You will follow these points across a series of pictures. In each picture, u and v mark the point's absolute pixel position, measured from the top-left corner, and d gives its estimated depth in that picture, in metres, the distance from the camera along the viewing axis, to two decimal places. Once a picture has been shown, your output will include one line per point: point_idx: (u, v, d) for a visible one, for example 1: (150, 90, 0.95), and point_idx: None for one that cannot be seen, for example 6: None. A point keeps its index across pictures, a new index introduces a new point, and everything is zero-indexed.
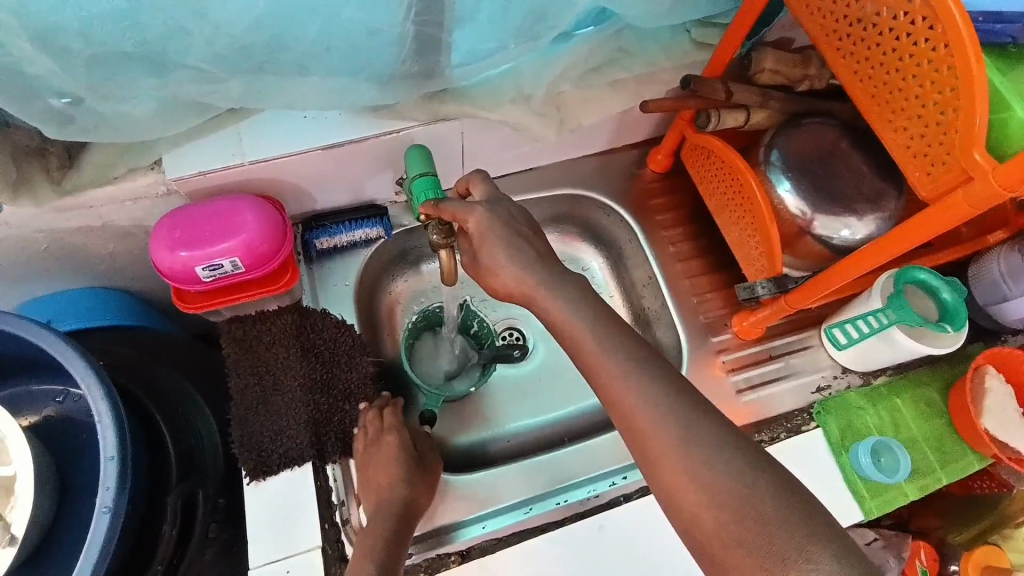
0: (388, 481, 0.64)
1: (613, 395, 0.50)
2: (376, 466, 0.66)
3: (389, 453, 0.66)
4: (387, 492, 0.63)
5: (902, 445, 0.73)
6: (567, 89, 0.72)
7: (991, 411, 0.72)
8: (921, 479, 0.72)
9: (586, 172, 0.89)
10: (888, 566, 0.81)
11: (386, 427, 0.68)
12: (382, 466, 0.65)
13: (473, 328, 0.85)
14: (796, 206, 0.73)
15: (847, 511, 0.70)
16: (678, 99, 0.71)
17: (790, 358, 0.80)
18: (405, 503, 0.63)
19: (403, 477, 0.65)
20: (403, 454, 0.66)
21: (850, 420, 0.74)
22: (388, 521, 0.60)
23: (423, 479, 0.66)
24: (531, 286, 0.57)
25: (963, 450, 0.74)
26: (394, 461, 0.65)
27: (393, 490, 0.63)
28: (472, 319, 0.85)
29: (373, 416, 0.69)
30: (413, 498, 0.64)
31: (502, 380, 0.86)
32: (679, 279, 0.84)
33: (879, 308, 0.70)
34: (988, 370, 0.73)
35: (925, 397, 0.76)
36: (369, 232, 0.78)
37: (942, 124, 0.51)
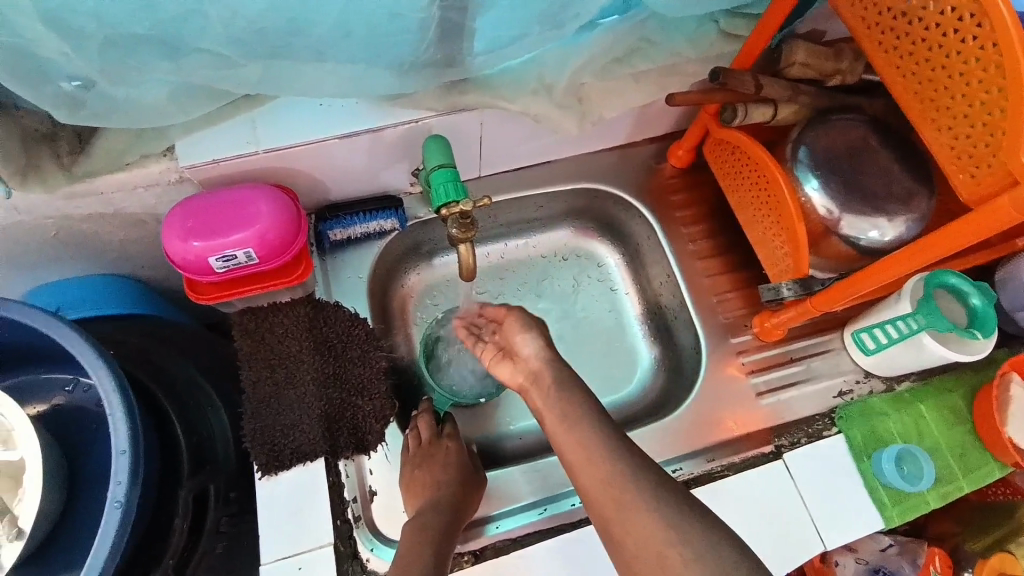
0: (442, 477, 0.64)
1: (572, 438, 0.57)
2: (428, 465, 0.66)
3: (447, 455, 0.67)
4: (442, 489, 0.63)
5: (925, 453, 0.72)
6: (590, 80, 0.70)
7: (1017, 420, 0.70)
8: (943, 487, 0.70)
9: (605, 165, 0.86)
10: (903, 572, 0.79)
11: (443, 434, 0.71)
12: (439, 463, 0.66)
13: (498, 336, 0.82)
14: (823, 205, 0.71)
15: (867, 518, 0.69)
16: (704, 92, 0.68)
17: (812, 361, 0.78)
18: (457, 503, 0.63)
19: (458, 476, 0.65)
20: (461, 458, 0.68)
21: (874, 426, 0.72)
22: (441, 516, 0.60)
23: (473, 484, 0.67)
24: (521, 328, 0.67)
25: (986, 459, 0.72)
26: (452, 462, 0.66)
27: (445, 484, 0.64)
28: None
29: (428, 423, 0.72)
30: (464, 501, 0.64)
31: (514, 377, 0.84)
32: (699, 277, 0.83)
33: (909, 313, 0.68)
34: (1014, 378, 0.72)
35: (949, 403, 0.74)
36: (383, 224, 0.76)
37: (988, 125, 0.49)
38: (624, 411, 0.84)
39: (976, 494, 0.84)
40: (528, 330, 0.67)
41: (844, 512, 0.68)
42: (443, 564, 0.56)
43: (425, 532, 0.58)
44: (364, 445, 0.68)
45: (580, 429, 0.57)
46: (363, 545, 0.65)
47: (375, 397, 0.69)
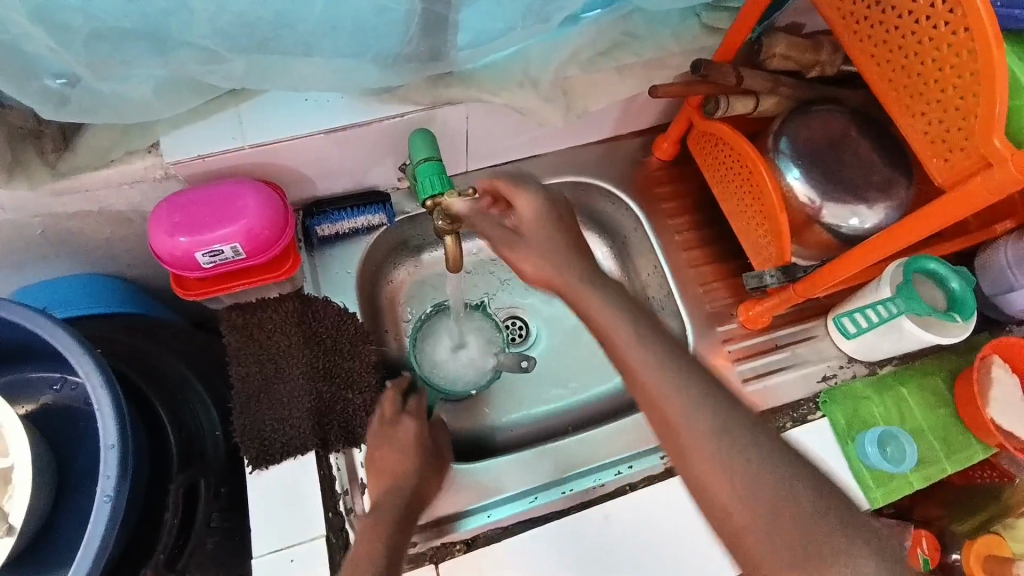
0: (402, 465, 0.62)
1: (636, 376, 0.49)
2: (387, 448, 0.63)
3: (407, 435, 0.64)
4: (399, 478, 0.61)
5: (908, 434, 0.73)
6: (575, 74, 0.71)
7: (998, 401, 0.71)
8: (926, 468, 0.72)
9: (591, 159, 0.88)
10: None
11: (407, 410, 0.67)
12: (398, 446, 0.64)
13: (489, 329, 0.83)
14: (805, 194, 0.72)
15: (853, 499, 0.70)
16: (687, 84, 0.69)
17: (796, 348, 0.79)
18: (413, 492, 0.61)
19: (417, 462, 0.63)
20: (421, 441, 0.65)
21: (856, 409, 0.74)
22: (395, 506, 0.58)
23: (433, 469, 0.66)
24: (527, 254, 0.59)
25: (968, 440, 0.73)
26: (413, 444, 0.64)
27: (405, 474, 0.62)
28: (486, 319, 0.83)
29: (392, 398, 0.67)
30: (422, 487, 0.63)
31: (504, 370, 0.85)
32: (684, 268, 0.84)
33: (889, 297, 0.69)
34: (994, 360, 0.73)
35: (931, 386, 0.76)
36: (370, 219, 0.77)
37: (961, 109, 0.50)
38: (613, 400, 0.85)
39: (961, 479, 0.85)
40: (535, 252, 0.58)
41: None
42: (398, 552, 0.55)
43: (382, 524, 0.56)
44: (354, 438, 0.68)
45: (662, 386, 0.47)
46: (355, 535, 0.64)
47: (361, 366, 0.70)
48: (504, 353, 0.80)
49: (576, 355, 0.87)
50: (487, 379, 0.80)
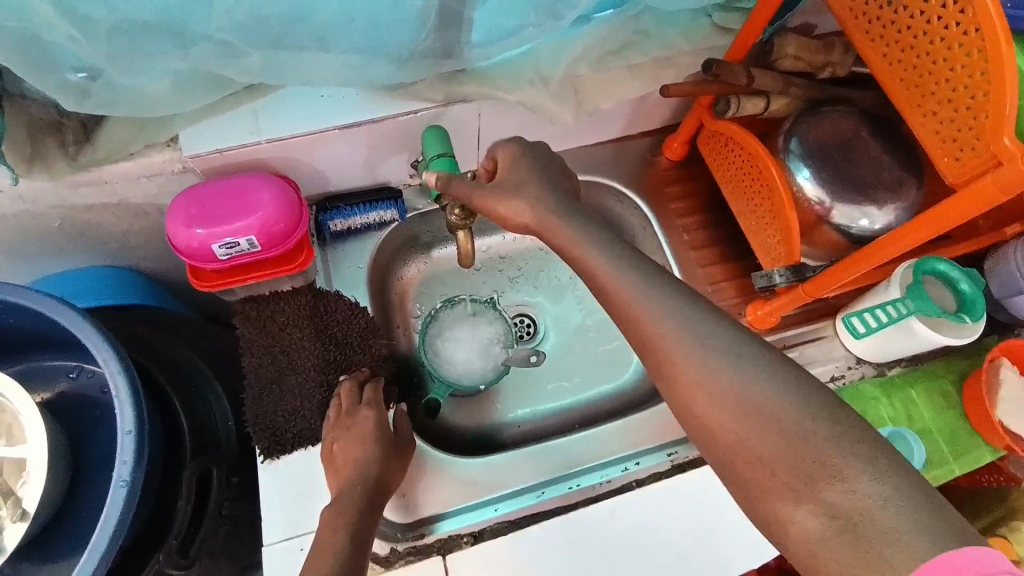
0: (359, 454, 0.62)
1: (626, 316, 0.47)
2: (347, 439, 0.63)
3: (366, 423, 0.64)
4: (357, 467, 0.61)
5: (916, 435, 0.73)
6: (586, 72, 0.71)
7: (1005, 404, 0.71)
8: (934, 469, 0.72)
9: (601, 159, 0.88)
10: None
11: (363, 401, 0.67)
12: (356, 435, 0.63)
13: (499, 324, 0.83)
14: (815, 194, 0.72)
15: None
16: (698, 83, 0.70)
17: (804, 348, 0.79)
18: (379, 478, 0.61)
19: (378, 450, 0.63)
20: (380, 428, 0.64)
21: (865, 410, 0.74)
22: (356, 497, 0.58)
23: (398, 457, 0.65)
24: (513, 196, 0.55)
25: (976, 443, 0.73)
26: (370, 433, 0.63)
27: (363, 463, 0.61)
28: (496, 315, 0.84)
29: (348, 391, 0.67)
30: (387, 475, 0.62)
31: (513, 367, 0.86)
32: (693, 267, 0.84)
33: (898, 298, 0.69)
34: (1003, 363, 0.72)
35: (939, 388, 0.75)
36: (382, 215, 0.77)
37: (971, 108, 0.50)
38: (620, 397, 0.85)
39: (967, 481, 0.86)
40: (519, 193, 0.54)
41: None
42: (361, 542, 0.55)
43: (343, 513, 0.57)
44: None
45: (656, 329, 0.45)
46: None
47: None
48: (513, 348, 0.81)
49: (584, 352, 0.87)
50: (496, 373, 0.81)
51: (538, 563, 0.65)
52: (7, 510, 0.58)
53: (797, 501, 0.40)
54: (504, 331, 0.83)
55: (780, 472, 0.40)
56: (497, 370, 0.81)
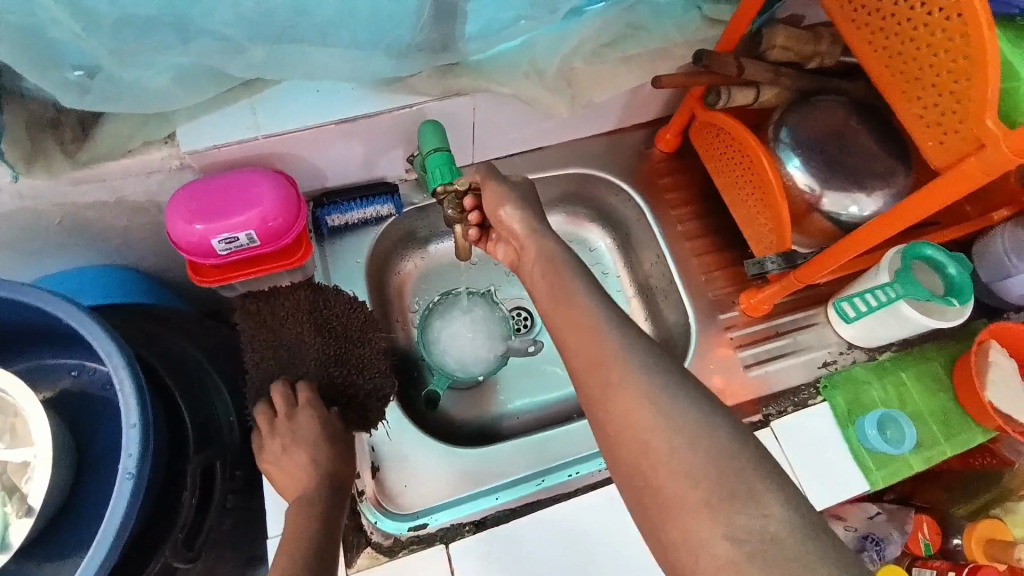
0: (313, 457, 0.61)
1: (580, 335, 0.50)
2: (295, 445, 0.62)
3: (310, 427, 0.63)
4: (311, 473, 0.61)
5: (908, 418, 0.74)
6: (580, 65, 0.72)
7: (995, 384, 0.72)
8: (925, 451, 0.73)
9: (595, 152, 0.89)
10: (892, 539, 0.83)
11: (300, 403, 0.65)
12: (303, 441, 0.62)
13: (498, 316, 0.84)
14: (806, 182, 0.74)
15: (853, 482, 0.71)
16: (690, 75, 0.71)
17: (798, 335, 0.80)
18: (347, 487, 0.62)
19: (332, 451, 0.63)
20: (327, 428, 0.64)
21: (857, 394, 0.75)
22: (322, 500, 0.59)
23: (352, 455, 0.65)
24: (509, 199, 0.63)
25: (967, 425, 0.75)
26: (318, 436, 0.63)
27: (323, 464, 0.61)
28: (494, 307, 0.84)
29: (281, 397, 0.65)
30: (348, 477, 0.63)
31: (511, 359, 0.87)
32: (688, 257, 0.85)
33: (887, 282, 0.70)
34: (992, 346, 0.74)
35: (930, 371, 0.77)
36: (379, 210, 0.78)
37: (955, 93, 0.51)
38: None
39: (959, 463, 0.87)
40: (511, 200, 0.63)
41: (831, 478, 0.71)
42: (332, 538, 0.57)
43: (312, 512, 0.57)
44: (366, 422, 0.70)
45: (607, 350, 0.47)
46: (367, 517, 0.67)
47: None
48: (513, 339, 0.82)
49: None
50: (495, 364, 0.82)
51: (540, 550, 0.66)
52: (12, 505, 0.58)
53: (710, 523, 0.39)
54: (503, 323, 0.84)
55: (699, 488, 0.40)
56: (495, 361, 0.82)
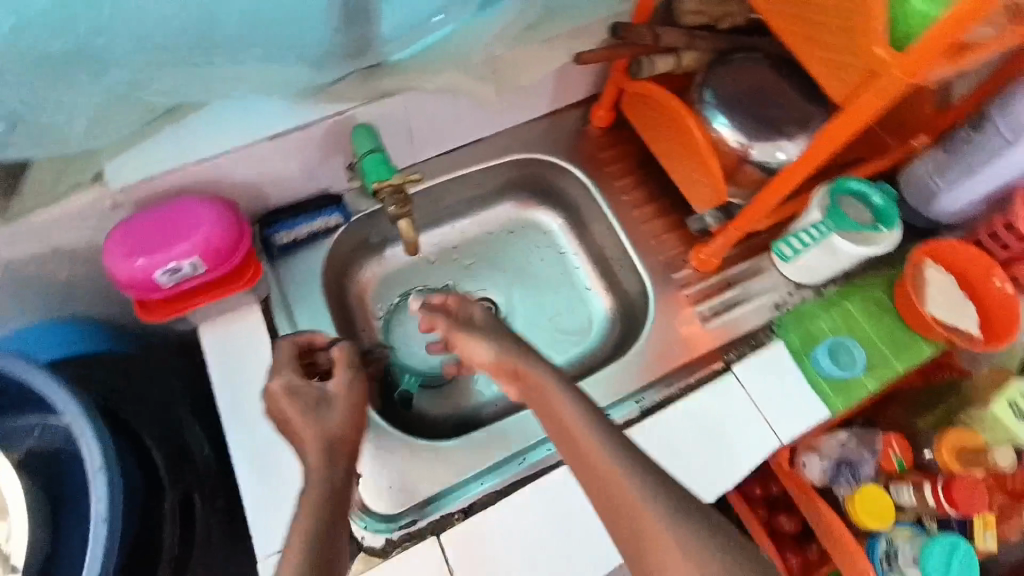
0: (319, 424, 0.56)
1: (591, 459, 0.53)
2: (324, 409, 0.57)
3: (342, 385, 0.60)
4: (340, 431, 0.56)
5: (857, 343, 0.78)
6: (503, 52, 0.73)
7: (934, 299, 0.77)
8: (877, 371, 0.76)
9: (534, 136, 0.91)
10: (864, 460, 0.87)
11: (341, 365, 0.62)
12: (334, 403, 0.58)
13: None
14: (734, 137, 0.77)
15: (814, 411, 0.75)
16: (609, 48, 0.75)
17: (747, 283, 0.84)
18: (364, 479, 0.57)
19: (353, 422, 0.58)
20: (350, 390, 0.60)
21: (807, 328, 0.78)
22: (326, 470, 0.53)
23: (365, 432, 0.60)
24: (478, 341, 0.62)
25: (914, 340, 0.79)
26: (346, 398, 0.59)
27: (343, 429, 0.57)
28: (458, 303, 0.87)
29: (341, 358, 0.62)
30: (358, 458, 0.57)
31: None
32: (637, 225, 0.88)
33: (819, 219, 0.74)
34: (928, 263, 0.78)
35: (872, 297, 0.81)
36: (326, 221, 0.78)
37: (844, 29, 0.55)
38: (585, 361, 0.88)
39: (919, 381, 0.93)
40: (481, 339, 0.62)
41: (789, 409, 0.75)
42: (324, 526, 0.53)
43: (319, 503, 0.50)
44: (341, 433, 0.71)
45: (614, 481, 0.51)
46: (357, 524, 0.67)
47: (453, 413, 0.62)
48: None
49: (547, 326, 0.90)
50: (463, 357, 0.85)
51: (531, 523, 0.68)
52: None
53: None
54: None
55: None
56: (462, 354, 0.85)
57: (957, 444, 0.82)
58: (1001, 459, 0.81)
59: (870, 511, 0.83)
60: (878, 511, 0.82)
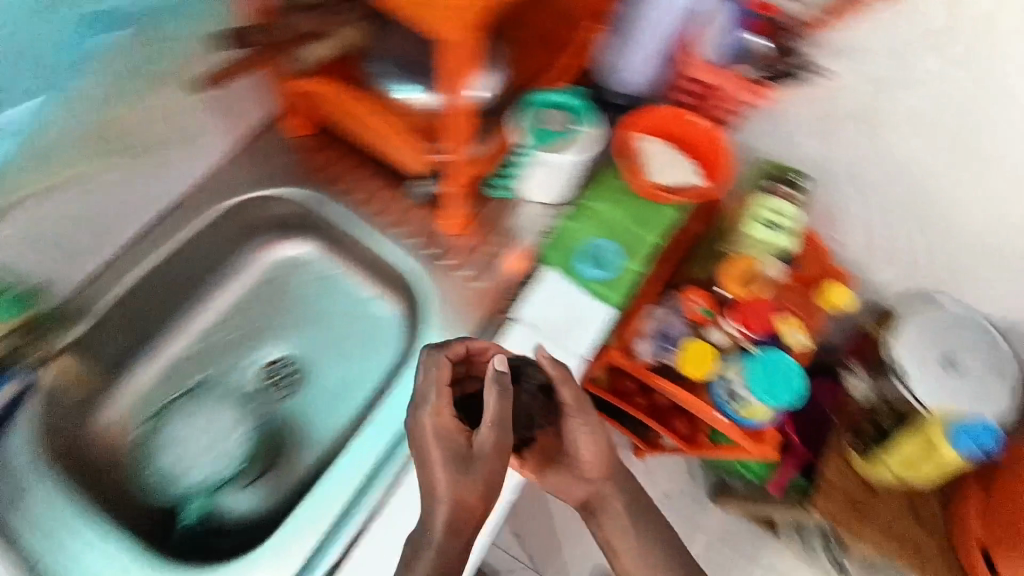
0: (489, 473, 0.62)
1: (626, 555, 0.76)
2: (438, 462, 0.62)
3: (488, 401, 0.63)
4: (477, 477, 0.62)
5: (609, 236, 0.78)
6: (127, 118, 0.74)
7: (654, 167, 0.80)
8: (637, 253, 0.77)
9: (229, 172, 0.80)
10: (673, 321, 0.95)
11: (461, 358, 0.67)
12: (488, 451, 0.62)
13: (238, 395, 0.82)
14: (425, 97, 0.72)
15: (597, 319, 0.75)
16: (246, 58, 0.67)
17: (503, 222, 0.80)
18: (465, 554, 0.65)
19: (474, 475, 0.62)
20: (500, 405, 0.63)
21: (562, 243, 0.78)
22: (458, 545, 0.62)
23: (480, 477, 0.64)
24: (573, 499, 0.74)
25: (659, 211, 0.79)
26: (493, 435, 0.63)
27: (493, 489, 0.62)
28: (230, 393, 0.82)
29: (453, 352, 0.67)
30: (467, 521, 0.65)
31: (277, 423, 0.82)
32: (370, 215, 0.81)
33: (522, 140, 0.75)
34: (640, 136, 0.81)
35: (609, 185, 0.80)
36: (4, 390, 0.68)
37: None
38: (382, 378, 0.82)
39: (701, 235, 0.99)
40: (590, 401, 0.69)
41: (573, 328, 0.73)
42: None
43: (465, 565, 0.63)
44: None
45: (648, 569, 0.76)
46: None
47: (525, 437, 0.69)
48: (262, 400, 0.83)
49: (335, 366, 0.84)
50: (250, 441, 0.80)
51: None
52: None
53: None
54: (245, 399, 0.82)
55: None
56: (244, 443, 0.80)
57: (736, 269, 0.92)
58: (771, 268, 0.93)
59: (694, 362, 0.93)
60: (698, 363, 0.93)
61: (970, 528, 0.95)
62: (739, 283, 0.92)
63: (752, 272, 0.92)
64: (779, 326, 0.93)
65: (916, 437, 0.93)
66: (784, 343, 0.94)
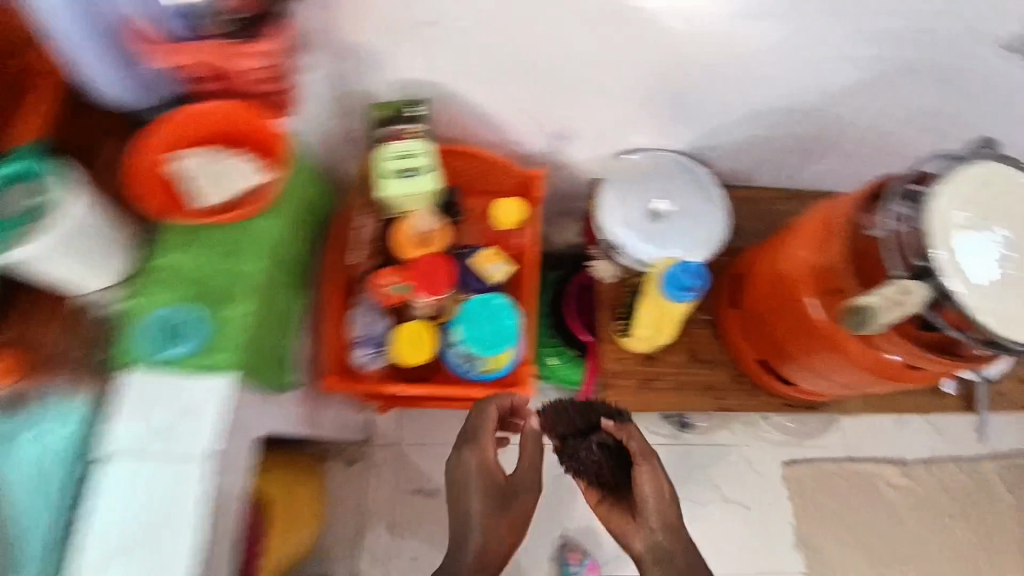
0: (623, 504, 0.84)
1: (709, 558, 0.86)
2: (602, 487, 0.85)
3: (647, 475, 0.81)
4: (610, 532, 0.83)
5: (193, 295, 0.69)
6: None
7: (206, 188, 0.70)
8: (229, 299, 0.69)
9: None
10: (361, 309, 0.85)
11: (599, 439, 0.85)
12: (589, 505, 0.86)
13: None
14: None
15: (203, 395, 0.66)
16: None
17: (65, 325, 0.71)
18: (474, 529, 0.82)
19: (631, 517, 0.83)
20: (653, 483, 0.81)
21: (140, 327, 0.68)
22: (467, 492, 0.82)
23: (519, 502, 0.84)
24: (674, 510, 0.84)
25: (243, 236, 0.71)
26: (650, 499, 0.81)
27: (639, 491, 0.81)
28: None
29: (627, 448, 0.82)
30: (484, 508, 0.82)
31: None
32: None
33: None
34: (180, 155, 0.70)
35: (176, 235, 0.71)
36: None
37: None
38: None
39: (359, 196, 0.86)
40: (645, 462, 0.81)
41: (179, 420, 0.65)
42: None
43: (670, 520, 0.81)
44: None
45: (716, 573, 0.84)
46: None
47: (587, 459, 0.83)
48: None
49: None
50: None
51: None
52: None
53: None
54: None
55: None
56: None
57: (404, 230, 0.84)
58: (427, 216, 0.84)
59: (411, 345, 0.85)
60: (412, 348, 0.85)
61: (739, 342, 1.01)
62: (416, 245, 0.84)
63: (420, 228, 0.84)
64: (476, 267, 0.87)
65: (643, 304, 0.91)
66: (491, 280, 0.87)
